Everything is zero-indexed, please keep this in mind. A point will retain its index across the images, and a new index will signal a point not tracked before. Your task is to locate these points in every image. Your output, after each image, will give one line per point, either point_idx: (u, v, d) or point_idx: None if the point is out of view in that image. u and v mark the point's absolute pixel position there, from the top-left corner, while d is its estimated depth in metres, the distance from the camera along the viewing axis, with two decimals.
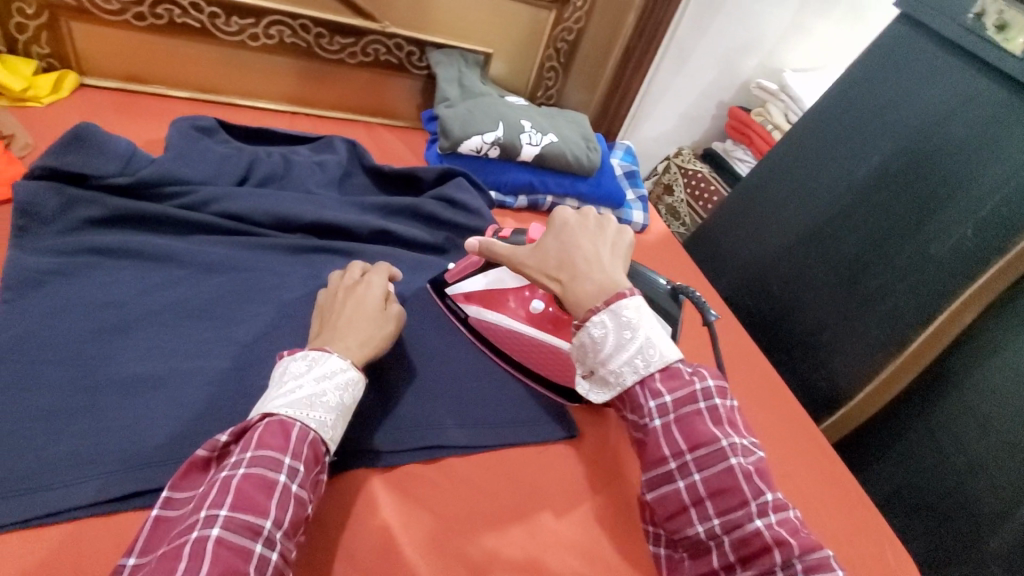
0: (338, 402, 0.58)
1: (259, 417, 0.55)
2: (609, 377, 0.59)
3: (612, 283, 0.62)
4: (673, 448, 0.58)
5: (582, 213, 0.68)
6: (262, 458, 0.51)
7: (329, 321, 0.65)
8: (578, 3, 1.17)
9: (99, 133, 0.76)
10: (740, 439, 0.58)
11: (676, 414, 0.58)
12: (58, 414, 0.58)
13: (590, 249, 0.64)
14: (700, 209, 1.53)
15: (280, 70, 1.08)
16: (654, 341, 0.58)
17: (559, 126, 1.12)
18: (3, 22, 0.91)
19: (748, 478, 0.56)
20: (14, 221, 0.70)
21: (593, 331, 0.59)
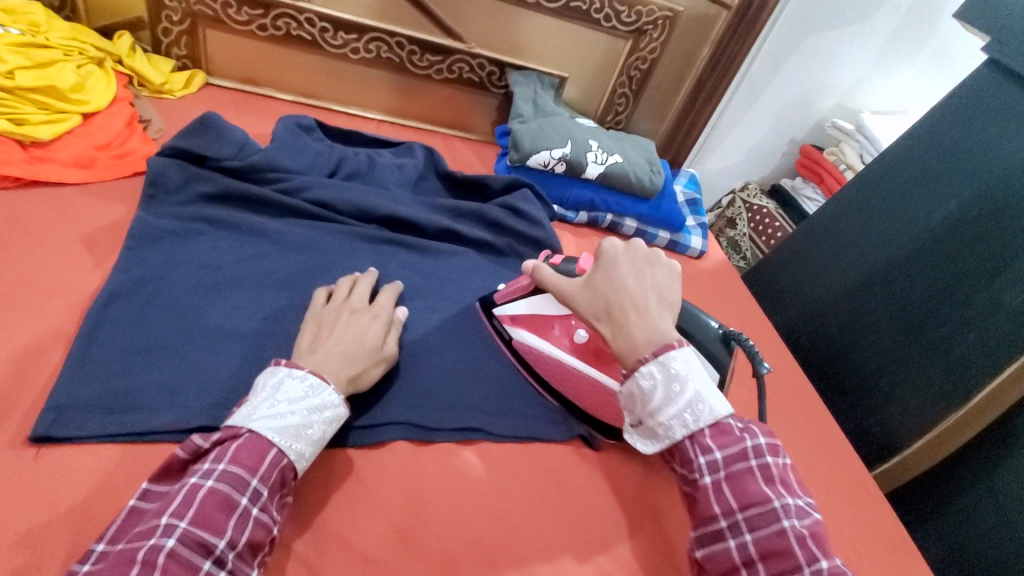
0: (321, 436, 0.60)
1: (244, 429, 0.56)
2: (659, 432, 0.60)
3: (659, 333, 0.61)
4: (723, 507, 0.57)
5: (632, 247, 0.66)
6: (231, 475, 0.53)
7: (326, 346, 0.66)
8: (654, 35, 1.22)
9: (219, 123, 0.87)
10: (794, 500, 0.57)
11: (727, 471, 0.58)
12: (158, 352, 0.67)
13: (638, 287, 0.63)
14: (763, 244, 1.53)
15: (373, 81, 1.19)
16: (704, 397, 0.59)
17: (625, 148, 1.16)
18: (153, 26, 1.06)
19: (802, 541, 0.54)
20: (145, 188, 0.82)
21: (643, 381, 0.59)
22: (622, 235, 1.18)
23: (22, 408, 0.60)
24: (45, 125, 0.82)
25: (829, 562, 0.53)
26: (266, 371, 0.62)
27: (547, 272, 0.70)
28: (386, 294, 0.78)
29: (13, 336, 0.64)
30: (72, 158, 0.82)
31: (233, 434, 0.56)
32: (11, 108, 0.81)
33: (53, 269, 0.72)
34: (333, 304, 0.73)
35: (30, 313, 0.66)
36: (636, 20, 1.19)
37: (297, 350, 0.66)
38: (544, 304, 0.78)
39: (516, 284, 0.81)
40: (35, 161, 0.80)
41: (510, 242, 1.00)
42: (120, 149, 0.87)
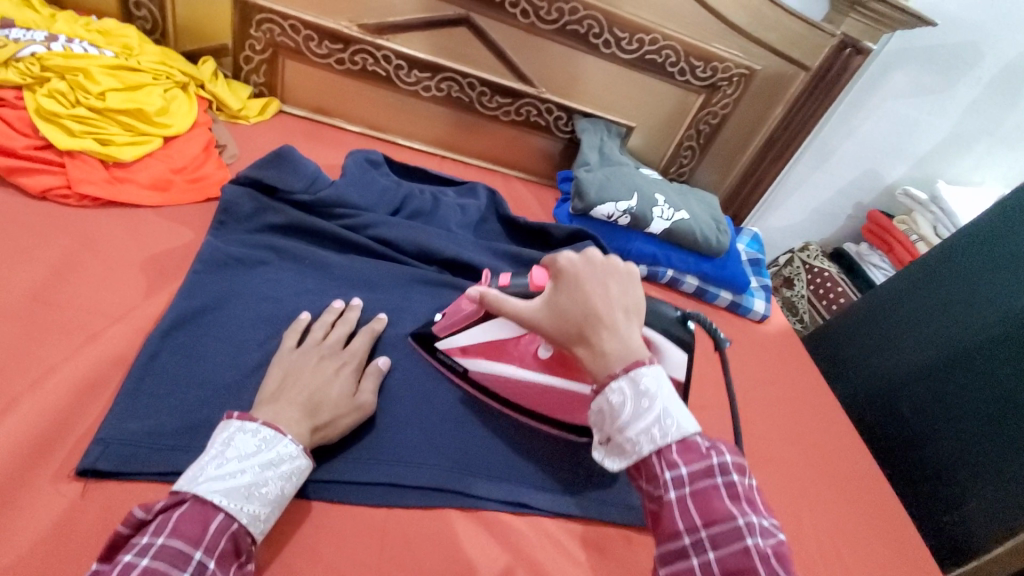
0: (278, 494, 0.55)
1: (188, 494, 0.51)
2: (625, 449, 0.53)
3: (630, 345, 0.56)
4: (687, 523, 0.49)
5: (588, 255, 0.60)
6: (169, 550, 0.47)
7: (289, 394, 0.62)
8: (727, 91, 1.20)
9: (296, 156, 0.87)
10: (760, 518, 0.49)
11: (693, 487, 0.50)
12: (215, 387, 0.66)
13: (604, 305, 0.56)
14: (823, 309, 1.46)
15: (441, 119, 1.19)
16: (674, 411, 0.52)
17: (691, 204, 1.13)
18: (236, 54, 1.09)
19: (767, 561, 0.46)
20: (217, 216, 0.83)
21: (611, 396, 0.53)
22: (682, 292, 1.13)
23: (76, 436, 0.58)
24: (128, 146, 0.83)
25: None
26: (219, 426, 0.57)
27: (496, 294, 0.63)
28: (362, 337, 0.73)
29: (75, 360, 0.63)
30: (149, 180, 0.83)
31: (176, 501, 0.51)
32: (97, 128, 0.82)
33: (120, 292, 0.71)
34: (302, 347, 0.69)
35: (95, 337, 0.66)
36: (711, 76, 1.17)
37: (258, 397, 0.61)
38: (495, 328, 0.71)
39: (456, 313, 0.73)
40: (114, 182, 0.81)
41: None
42: (195, 173, 0.87)
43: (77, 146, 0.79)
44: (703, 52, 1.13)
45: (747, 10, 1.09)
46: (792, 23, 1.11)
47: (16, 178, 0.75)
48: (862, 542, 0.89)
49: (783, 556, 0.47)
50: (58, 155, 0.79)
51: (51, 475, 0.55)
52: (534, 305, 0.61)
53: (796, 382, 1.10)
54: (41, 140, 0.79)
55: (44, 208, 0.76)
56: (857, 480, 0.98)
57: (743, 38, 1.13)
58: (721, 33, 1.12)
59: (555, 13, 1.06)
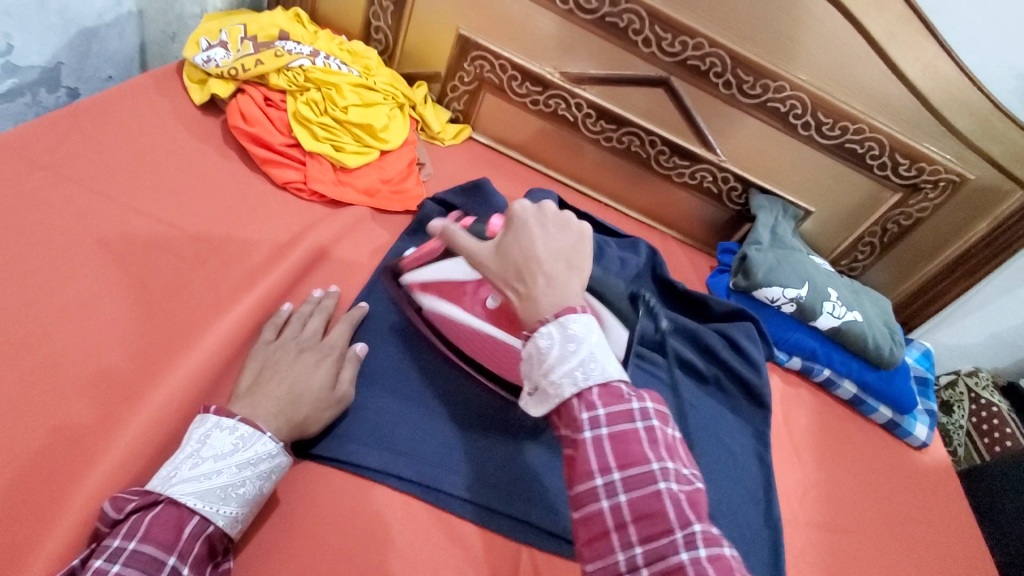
0: (253, 495, 0.58)
1: (161, 495, 0.55)
2: (550, 392, 0.53)
3: (568, 297, 0.57)
4: (600, 463, 0.50)
5: (543, 207, 0.60)
6: (141, 557, 0.51)
7: (266, 388, 0.66)
8: (930, 194, 1.11)
9: (490, 190, 0.93)
10: (676, 465, 0.51)
11: (610, 428, 0.51)
12: (381, 389, 0.76)
13: (546, 253, 0.57)
14: (983, 447, 1.30)
15: (614, 169, 1.22)
16: (600, 357, 0.53)
17: (864, 306, 1.05)
18: (446, 83, 1.20)
19: (677, 503, 0.48)
20: (411, 225, 0.93)
21: (540, 340, 0.54)
22: (834, 396, 1.05)
23: None
24: (355, 154, 0.94)
25: (706, 528, 0.47)
26: (196, 419, 0.61)
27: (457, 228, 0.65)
28: (340, 327, 0.77)
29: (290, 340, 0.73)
30: (364, 187, 0.93)
31: (149, 502, 0.55)
32: (334, 135, 0.93)
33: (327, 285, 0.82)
34: (283, 340, 0.72)
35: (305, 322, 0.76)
36: (915, 176, 1.09)
37: (234, 392, 0.65)
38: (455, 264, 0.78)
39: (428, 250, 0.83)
40: (338, 184, 0.92)
41: (718, 374, 0.94)
42: (398, 186, 0.96)
43: (317, 149, 0.91)
44: (911, 151, 1.06)
45: (976, 116, 1.01)
46: None
47: (269, 169, 0.89)
48: None
49: (692, 498, 0.49)
50: (301, 154, 0.91)
51: None
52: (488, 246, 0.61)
53: (954, 530, 0.96)
54: (292, 139, 0.92)
55: (283, 198, 0.89)
56: None
57: (962, 143, 1.04)
58: (938, 134, 1.04)
59: (759, 89, 1.05)
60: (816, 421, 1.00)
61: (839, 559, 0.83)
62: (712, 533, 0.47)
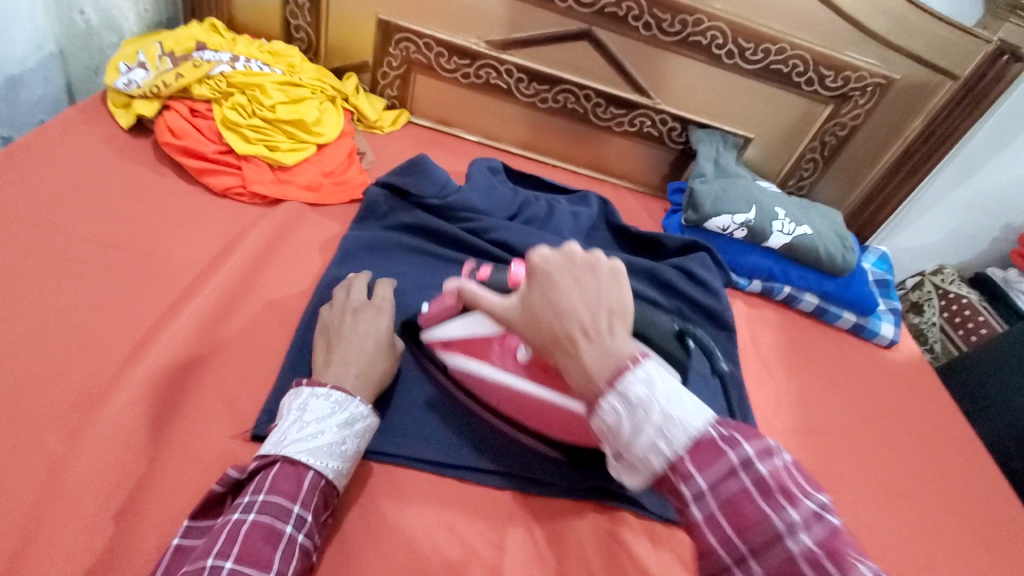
0: (354, 451, 0.61)
1: (277, 456, 0.57)
2: (637, 465, 0.45)
3: (620, 355, 0.47)
4: (723, 542, 0.42)
5: (566, 250, 0.50)
6: (273, 504, 0.54)
7: (338, 355, 0.67)
8: (860, 101, 1.14)
9: (429, 165, 0.94)
10: (801, 508, 0.42)
11: (714, 493, 0.43)
12: None
13: (582, 306, 0.48)
14: (959, 339, 1.32)
15: (555, 129, 1.24)
16: (677, 412, 0.45)
17: (814, 219, 1.08)
18: (375, 70, 1.20)
19: (768, 495, 0.42)
20: (360, 212, 0.93)
21: (606, 417, 0.45)
22: (798, 310, 1.08)
23: (247, 405, 0.69)
24: (290, 152, 0.95)
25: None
26: (289, 392, 0.63)
27: (476, 289, 0.56)
28: (385, 285, 0.78)
29: (253, 340, 0.75)
30: (305, 181, 0.94)
31: (269, 461, 0.57)
32: (267, 136, 0.95)
33: (285, 281, 0.83)
34: (340, 307, 0.74)
35: (265, 321, 0.78)
36: (842, 85, 1.12)
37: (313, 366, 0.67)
38: (474, 324, 0.71)
39: (441, 305, 0.74)
40: (279, 183, 0.93)
41: (679, 306, 0.96)
42: (341, 177, 0.97)
43: (251, 151, 0.92)
44: (834, 61, 1.09)
45: (890, 16, 1.03)
46: (940, 28, 1.04)
47: (205, 178, 0.90)
48: None
49: (785, 478, 0.43)
50: (236, 159, 0.92)
51: (235, 435, 0.66)
52: (511, 305, 0.52)
53: (930, 416, 0.99)
54: (224, 146, 0.93)
55: (226, 204, 0.90)
56: (1006, 530, 0.86)
57: (881, 45, 1.07)
58: (856, 40, 1.07)
59: (679, 25, 1.07)
60: (783, 337, 1.03)
61: (819, 458, 0.86)
62: (812, 509, 0.42)
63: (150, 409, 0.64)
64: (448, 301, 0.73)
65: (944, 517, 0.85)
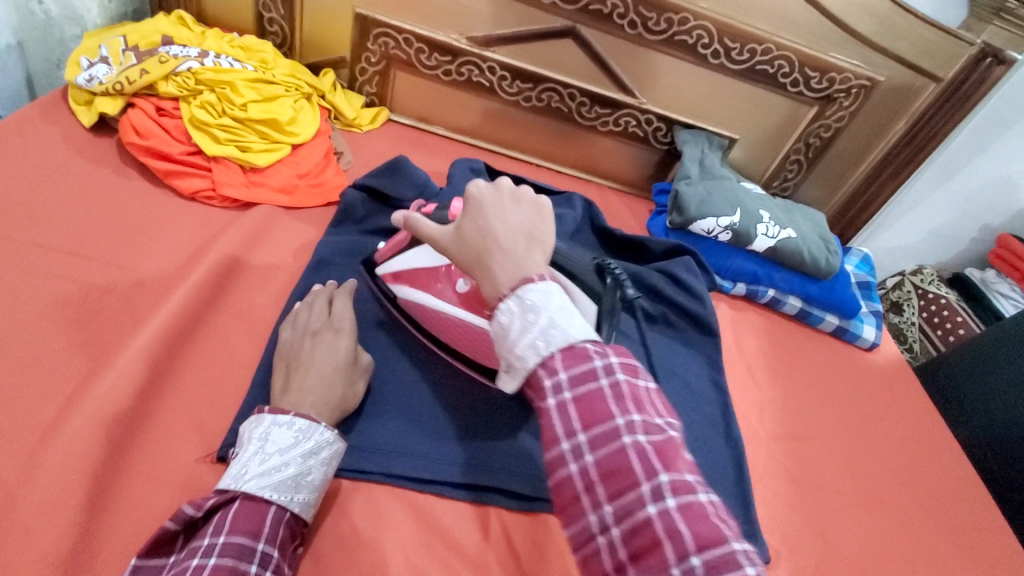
0: (321, 480, 0.59)
1: (238, 491, 0.55)
2: (516, 368, 0.46)
3: (525, 269, 0.49)
4: (564, 427, 0.43)
5: (499, 183, 0.54)
6: (234, 546, 0.51)
7: (297, 381, 0.64)
8: (844, 103, 1.14)
9: (408, 166, 0.91)
10: (645, 417, 0.43)
11: (574, 392, 0.44)
12: None
13: (503, 229, 0.51)
14: (937, 339, 1.32)
15: (538, 128, 1.21)
16: (563, 322, 0.46)
17: (798, 222, 1.08)
18: (353, 66, 1.16)
19: (620, 399, 0.43)
20: (337, 216, 0.90)
21: (500, 318, 0.48)
22: (782, 314, 1.08)
23: (215, 425, 0.66)
24: (263, 152, 0.92)
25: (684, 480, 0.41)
26: (249, 419, 0.60)
27: (419, 219, 0.58)
28: (342, 299, 0.75)
29: (222, 354, 0.72)
30: (279, 184, 0.91)
31: (228, 497, 0.55)
32: (238, 136, 0.91)
33: (257, 291, 0.80)
34: (297, 330, 0.71)
35: (235, 334, 0.75)
36: (827, 87, 1.11)
37: (273, 392, 0.64)
38: (422, 253, 0.76)
39: (396, 242, 0.81)
40: (251, 185, 0.90)
41: (665, 311, 0.95)
42: (317, 179, 0.94)
43: (221, 152, 0.88)
44: (820, 63, 1.08)
45: (875, 18, 1.03)
46: (926, 31, 1.04)
47: (173, 181, 0.86)
48: None
49: (636, 385, 0.45)
50: (206, 160, 0.89)
51: (200, 458, 0.63)
52: (439, 236, 0.55)
53: (909, 419, 1.00)
54: (192, 147, 0.89)
55: (195, 208, 0.86)
56: (982, 533, 0.87)
57: (866, 47, 1.06)
58: (842, 42, 1.06)
59: (664, 24, 1.05)
60: (767, 342, 1.02)
61: (802, 465, 0.86)
62: (685, 481, 0.41)
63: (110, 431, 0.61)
64: (404, 237, 0.80)
65: (923, 522, 0.86)
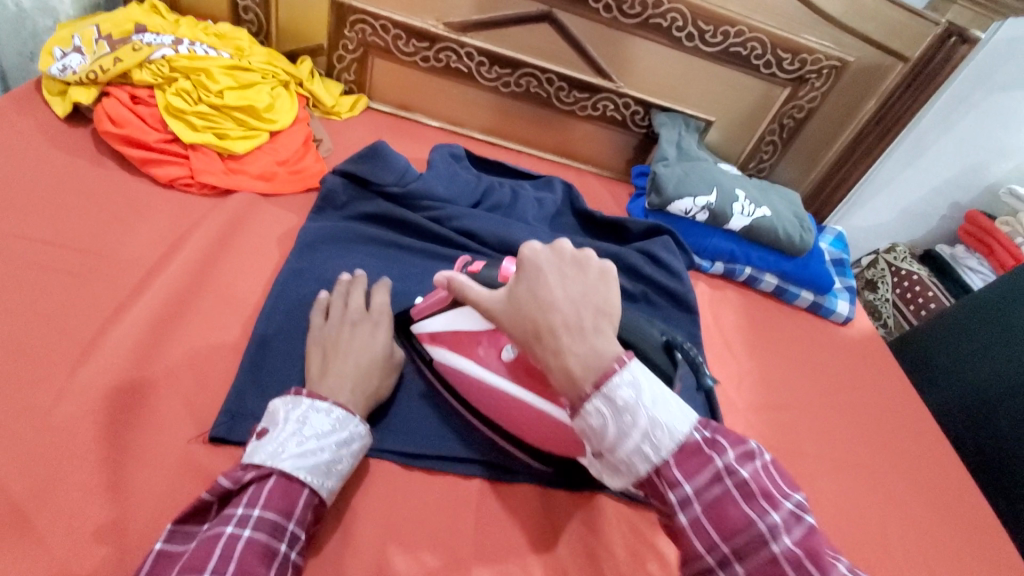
0: (349, 468, 0.61)
1: (274, 469, 0.56)
2: (620, 467, 0.46)
3: (599, 356, 0.47)
4: (668, 479, 0.45)
5: (557, 247, 0.51)
6: (269, 522, 0.53)
7: (334, 369, 0.66)
8: (816, 83, 1.16)
9: (387, 151, 0.91)
10: (737, 448, 0.46)
11: (669, 437, 0.45)
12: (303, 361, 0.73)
13: (566, 301, 0.48)
14: (910, 313, 1.36)
15: (518, 113, 1.22)
16: (662, 416, 0.45)
17: (773, 201, 1.10)
18: (331, 54, 1.15)
19: (710, 439, 0.46)
20: (318, 202, 0.90)
21: (590, 419, 0.46)
22: (759, 291, 1.11)
23: (204, 406, 0.66)
24: (241, 140, 0.92)
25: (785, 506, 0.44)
26: (286, 400, 0.61)
27: (466, 284, 0.58)
28: (379, 294, 0.77)
29: (209, 337, 0.72)
30: (258, 171, 0.91)
31: (264, 474, 0.56)
32: (215, 123, 0.91)
33: (241, 276, 0.80)
34: (331, 321, 0.73)
35: (220, 318, 0.75)
36: (799, 68, 1.13)
37: (309, 377, 0.66)
38: (462, 316, 0.70)
39: (436, 297, 0.73)
40: (230, 173, 0.90)
41: (645, 289, 0.97)
42: (296, 166, 0.94)
43: (199, 140, 0.89)
44: (791, 44, 1.10)
45: None
46: (893, 11, 1.06)
47: (150, 169, 0.86)
48: (947, 550, 0.83)
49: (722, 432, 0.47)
50: (183, 148, 0.89)
51: (192, 439, 0.64)
52: (499, 299, 0.53)
53: (883, 389, 1.03)
54: (169, 135, 0.89)
55: (173, 196, 0.86)
56: (951, 494, 0.91)
57: (836, 28, 1.09)
58: (812, 23, 1.08)
59: (639, 7, 1.06)
60: (745, 318, 1.05)
61: (779, 434, 0.89)
62: (790, 510, 0.43)
63: (98, 415, 0.61)
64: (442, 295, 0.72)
65: (895, 485, 0.89)
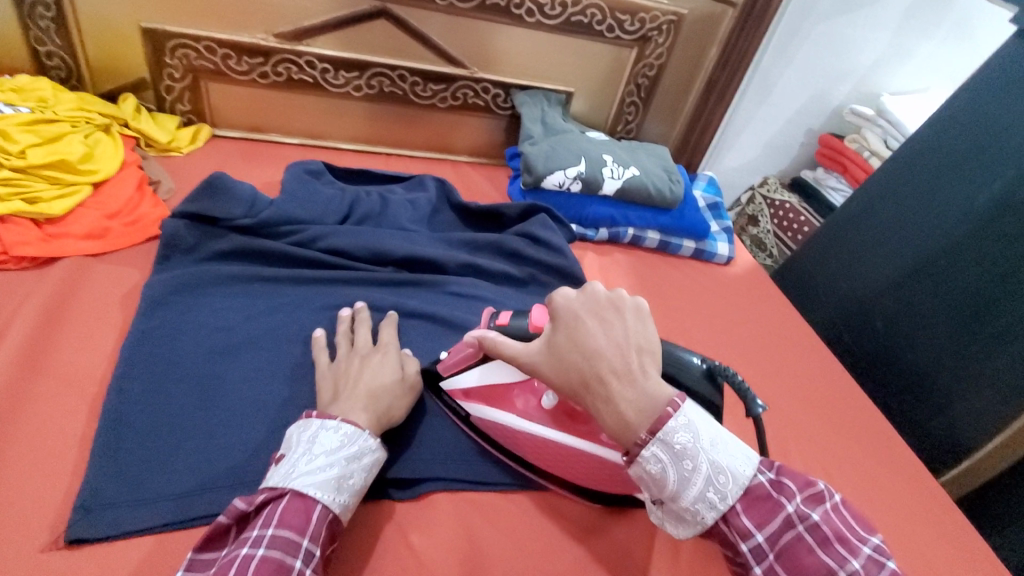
0: (362, 484, 0.58)
1: (286, 488, 0.53)
2: (689, 518, 0.48)
3: (651, 399, 0.48)
4: None
5: (588, 294, 0.54)
6: (282, 539, 0.49)
7: (348, 392, 0.64)
8: (659, 40, 1.20)
9: (229, 182, 0.85)
10: (857, 551, 0.44)
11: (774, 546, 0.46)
12: (162, 431, 0.66)
13: (610, 347, 0.50)
14: (789, 241, 1.45)
15: (378, 115, 1.18)
16: (723, 461, 0.47)
17: (641, 159, 1.13)
18: (157, 86, 1.06)
19: (825, 543, 0.45)
20: (160, 250, 0.82)
21: (648, 467, 0.47)
22: (645, 248, 1.14)
23: (56, 507, 0.59)
24: (57, 199, 0.83)
25: None
26: (297, 424, 0.59)
27: (495, 336, 0.60)
28: (387, 328, 0.76)
29: (51, 429, 0.64)
30: (84, 230, 0.82)
31: (276, 495, 0.53)
32: (22, 187, 0.82)
33: (82, 352, 0.72)
34: (339, 357, 0.70)
35: (63, 404, 0.67)
36: (640, 27, 1.16)
37: (322, 404, 0.63)
38: (498, 374, 0.68)
39: (456, 355, 0.69)
40: (50, 239, 0.81)
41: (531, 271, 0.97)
42: (131, 216, 0.87)
43: (6, 209, 0.79)
44: (627, 5, 1.12)
45: None
46: None
47: None
48: (843, 451, 0.90)
49: (837, 523, 0.46)
50: None
51: (47, 546, 0.56)
52: (537, 348, 0.55)
53: (768, 317, 1.10)
54: None
55: None
56: (839, 399, 0.99)
57: None
58: None
59: None
60: (634, 277, 1.08)
61: None
62: None
63: None
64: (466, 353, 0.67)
65: (790, 403, 0.95)
